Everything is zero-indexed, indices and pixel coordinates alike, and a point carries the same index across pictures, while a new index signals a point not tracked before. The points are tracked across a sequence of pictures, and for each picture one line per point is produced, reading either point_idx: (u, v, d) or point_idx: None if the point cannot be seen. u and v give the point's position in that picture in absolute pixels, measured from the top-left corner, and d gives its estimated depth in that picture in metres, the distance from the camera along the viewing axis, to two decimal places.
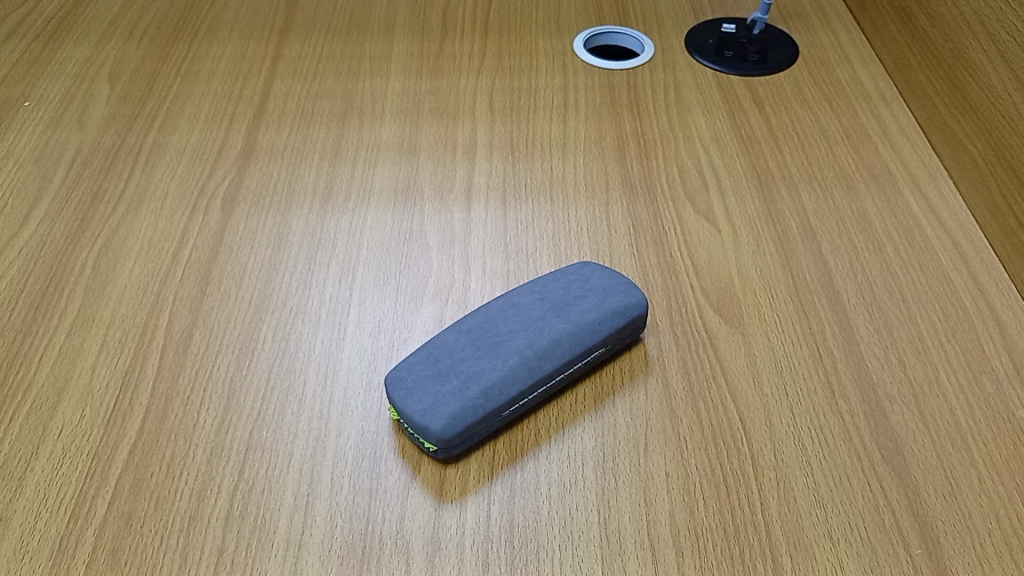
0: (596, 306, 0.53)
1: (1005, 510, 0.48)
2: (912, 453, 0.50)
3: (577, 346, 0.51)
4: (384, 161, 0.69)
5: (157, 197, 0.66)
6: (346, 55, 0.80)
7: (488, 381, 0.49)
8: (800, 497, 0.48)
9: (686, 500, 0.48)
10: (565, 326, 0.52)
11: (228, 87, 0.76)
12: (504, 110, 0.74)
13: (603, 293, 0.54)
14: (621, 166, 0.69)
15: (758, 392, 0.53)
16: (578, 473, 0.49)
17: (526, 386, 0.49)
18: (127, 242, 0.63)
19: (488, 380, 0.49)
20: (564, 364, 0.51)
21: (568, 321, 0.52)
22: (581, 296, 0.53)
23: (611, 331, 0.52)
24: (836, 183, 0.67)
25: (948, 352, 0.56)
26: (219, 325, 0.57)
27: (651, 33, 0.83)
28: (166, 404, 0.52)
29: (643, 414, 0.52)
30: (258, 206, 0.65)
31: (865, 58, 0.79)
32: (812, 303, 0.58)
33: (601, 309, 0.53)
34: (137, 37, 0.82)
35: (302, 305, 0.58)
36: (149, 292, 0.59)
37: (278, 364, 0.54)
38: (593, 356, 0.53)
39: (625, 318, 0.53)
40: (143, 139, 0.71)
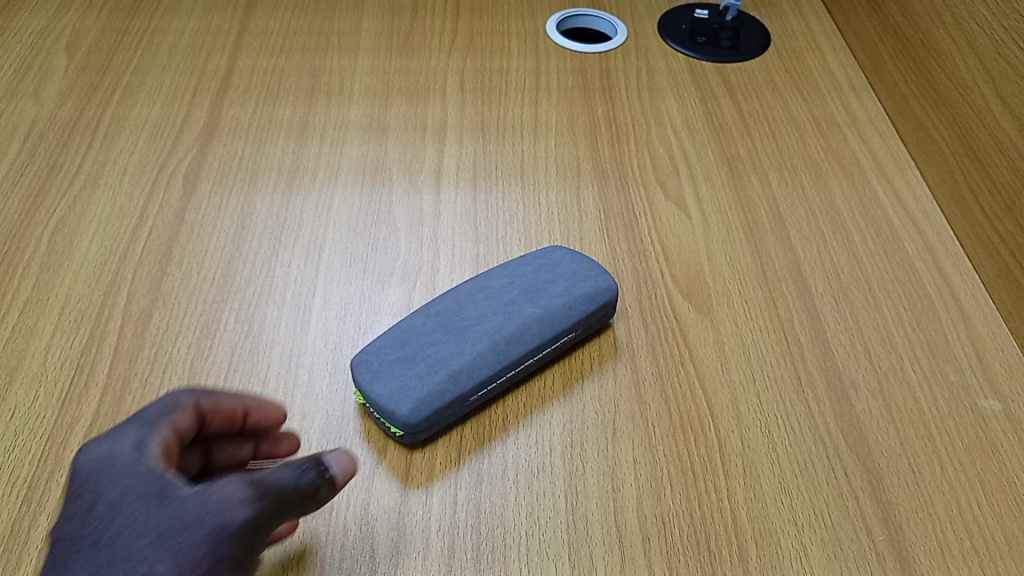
0: (567, 291, 0.52)
1: (966, 498, 0.48)
2: (876, 440, 0.51)
3: (546, 331, 0.51)
4: (352, 140, 0.68)
5: (116, 172, 0.64)
6: (314, 31, 0.78)
7: (456, 366, 0.48)
8: (766, 484, 0.48)
9: (654, 486, 0.48)
10: (535, 311, 0.51)
11: (191, 60, 0.74)
12: (475, 91, 0.73)
13: (573, 277, 0.53)
14: (592, 150, 0.68)
15: (725, 379, 0.53)
16: (546, 459, 0.49)
17: (495, 370, 0.49)
18: (84, 218, 0.61)
19: (456, 364, 0.48)
20: (534, 348, 0.50)
21: (538, 306, 0.51)
22: (551, 280, 0.53)
23: (581, 317, 0.52)
24: (805, 171, 0.67)
25: (913, 341, 0.56)
26: (180, 305, 0.55)
27: (624, 17, 0.82)
28: (123, 386, 0.51)
29: (611, 399, 0.52)
30: (221, 183, 0.64)
31: (836, 47, 0.79)
32: (780, 291, 0.58)
33: (571, 294, 0.52)
34: (96, 8, 0.80)
35: (266, 286, 0.57)
36: (106, 271, 0.57)
37: (241, 346, 0.53)
38: (563, 341, 0.52)
39: (595, 304, 0.53)
40: (101, 113, 0.69)
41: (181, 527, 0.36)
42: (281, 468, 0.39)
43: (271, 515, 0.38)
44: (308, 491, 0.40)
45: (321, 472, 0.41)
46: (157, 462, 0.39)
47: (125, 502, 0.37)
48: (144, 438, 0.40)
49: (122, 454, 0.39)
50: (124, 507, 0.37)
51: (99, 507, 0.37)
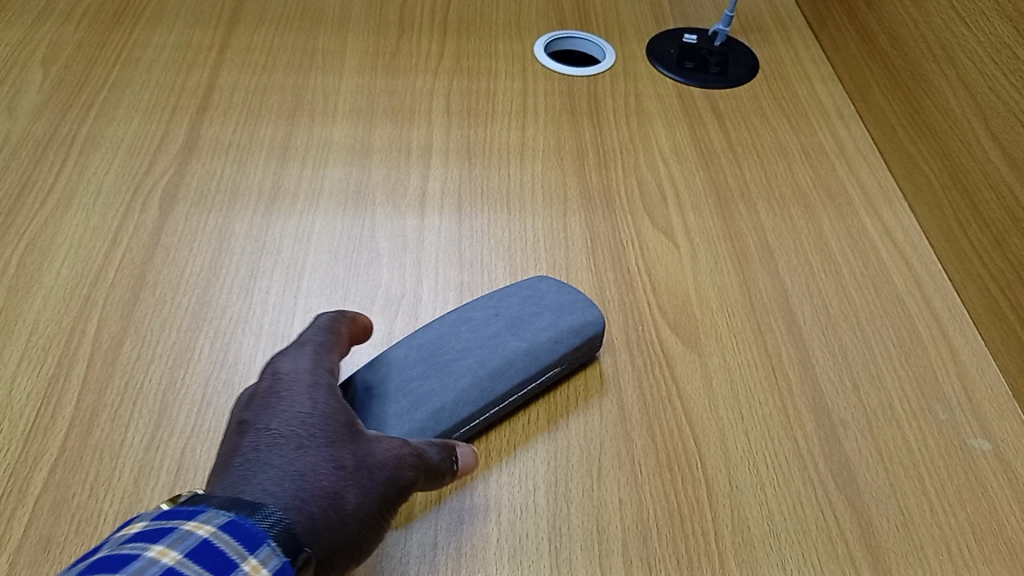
0: (553, 324, 0.51)
1: (956, 541, 0.47)
2: (865, 481, 0.50)
3: (531, 366, 0.50)
4: (334, 161, 0.66)
5: (90, 192, 0.62)
6: (298, 49, 0.77)
7: (440, 403, 0.47)
8: (753, 526, 0.47)
9: (639, 529, 0.47)
10: (520, 345, 0.50)
11: (170, 76, 0.73)
12: (461, 114, 0.72)
13: (560, 310, 0.52)
14: (579, 176, 0.67)
15: (713, 415, 0.52)
16: (529, 498, 0.47)
17: (478, 408, 0.47)
18: (55, 239, 0.59)
19: (439, 400, 0.47)
20: (518, 384, 0.49)
21: (523, 340, 0.50)
22: (536, 313, 0.52)
23: (567, 351, 0.51)
24: (793, 201, 0.67)
25: (902, 378, 0.55)
26: (153, 334, 0.53)
27: (612, 40, 0.81)
28: (91, 418, 0.49)
29: (596, 436, 0.51)
30: (199, 205, 0.62)
31: (824, 75, 0.79)
32: (768, 324, 0.58)
33: (558, 327, 0.51)
34: (74, 20, 0.78)
35: (243, 313, 0.55)
36: (76, 296, 0.55)
37: (215, 377, 0.51)
38: (547, 376, 0.51)
39: (582, 338, 0.52)
40: (77, 129, 0.67)
41: (365, 464, 0.40)
42: (432, 443, 0.44)
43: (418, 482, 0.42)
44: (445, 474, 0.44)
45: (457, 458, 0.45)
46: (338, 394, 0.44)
47: (324, 421, 0.40)
48: (328, 371, 0.44)
49: (312, 374, 0.43)
50: (325, 424, 0.40)
51: (301, 414, 0.40)
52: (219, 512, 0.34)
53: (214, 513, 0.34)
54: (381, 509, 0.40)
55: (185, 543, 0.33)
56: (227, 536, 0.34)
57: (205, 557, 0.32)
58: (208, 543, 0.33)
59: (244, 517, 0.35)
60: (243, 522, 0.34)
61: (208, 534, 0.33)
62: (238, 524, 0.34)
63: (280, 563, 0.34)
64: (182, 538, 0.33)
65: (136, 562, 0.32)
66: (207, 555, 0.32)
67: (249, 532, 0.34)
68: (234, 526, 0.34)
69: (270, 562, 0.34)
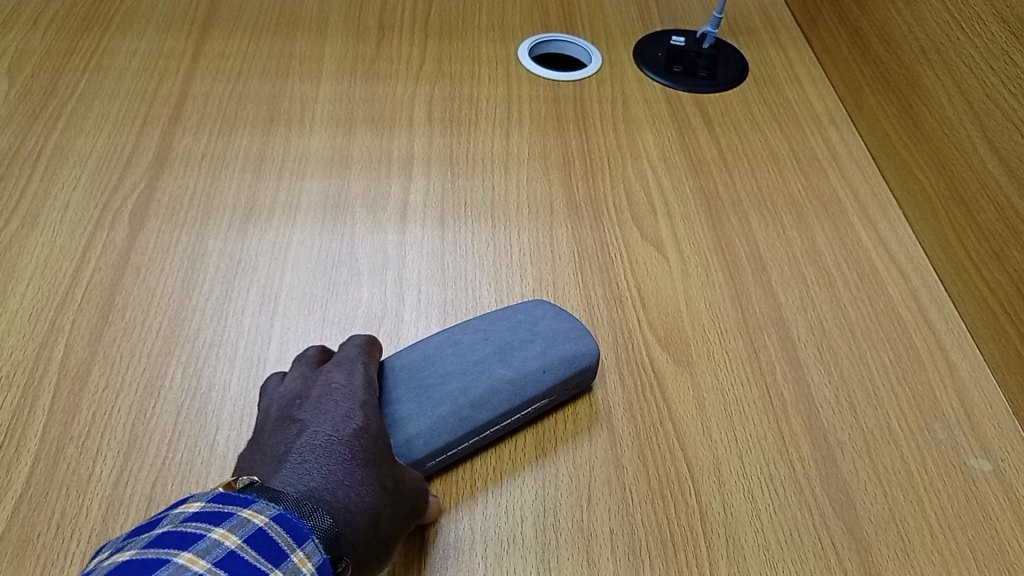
0: (543, 354, 0.49)
1: (958, 569, 0.46)
2: (864, 505, 0.48)
3: (516, 396, 0.47)
4: (312, 173, 0.64)
5: (57, 209, 0.60)
6: (274, 54, 0.74)
7: (412, 432, 0.45)
8: (750, 556, 0.45)
9: (632, 561, 0.45)
10: (506, 373, 0.48)
11: (141, 85, 0.70)
12: (443, 121, 0.69)
13: (552, 339, 0.50)
14: (566, 186, 0.65)
15: (706, 438, 0.50)
16: (516, 530, 0.45)
17: (455, 437, 0.45)
18: (20, 260, 0.56)
19: (415, 427, 0.45)
20: (501, 415, 0.47)
21: (510, 368, 0.48)
22: (527, 340, 0.50)
23: (555, 382, 0.49)
24: (786, 211, 0.65)
25: (899, 396, 0.54)
26: (122, 360, 0.51)
27: (598, 43, 0.79)
28: (57, 452, 0.47)
29: (586, 462, 0.49)
30: (172, 221, 0.60)
31: (815, 77, 0.78)
32: (761, 340, 0.56)
33: (548, 356, 0.49)
34: (42, 26, 0.75)
35: (216, 336, 0.53)
36: (42, 320, 0.53)
37: (188, 406, 0.49)
38: (534, 407, 0.49)
39: (574, 370, 0.49)
40: (43, 143, 0.65)
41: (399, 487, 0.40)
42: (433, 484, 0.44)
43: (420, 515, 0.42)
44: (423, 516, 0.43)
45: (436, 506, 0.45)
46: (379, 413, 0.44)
47: (373, 438, 0.41)
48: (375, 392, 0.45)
49: (364, 392, 0.44)
50: (376, 442, 0.41)
51: (356, 427, 0.41)
52: (270, 503, 0.35)
53: (266, 504, 0.35)
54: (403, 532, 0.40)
55: (244, 530, 0.33)
56: (280, 527, 0.34)
57: (262, 545, 0.33)
58: (263, 534, 0.33)
59: (294, 513, 0.35)
60: (293, 517, 0.35)
61: (264, 523, 0.33)
62: (288, 518, 0.35)
63: (324, 560, 0.34)
64: (240, 524, 0.33)
65: (201, 542, 0.32)
66: (264, 543, 0.33)
67: (298, 527, 0.35)
68: (285, 520, 0.34)
69: (314, 557, 0.34)
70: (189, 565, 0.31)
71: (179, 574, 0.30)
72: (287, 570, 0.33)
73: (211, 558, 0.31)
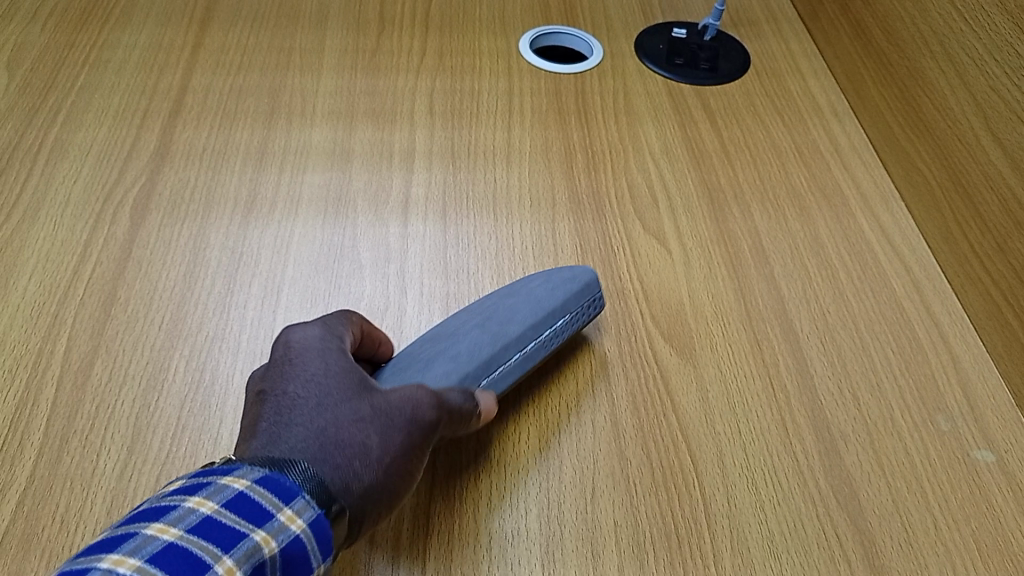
0: (546, 282, 0.53)
1: (961, 560, 0.46)
2: (868, 497, 0.48)
3: (535, 312, 0.51)
4: (314, 166, 0.64)
5: (58, 202, 0.60)
6: (274, 47, 0.74)
7: (453, 354, 0.47)
8: (754, 547, 0.45)
9: (636, 553, 0.45)
10: (518, 300, 0.51)
11: (142, 78, 0.70)
12: (445, 114, 0.69)
13: (549, 275, 0.54)
14: (568, 179, 0.65)
15: (709, 430, 0.50)
16: (521, 523, 0.45)
17: (496, 349, 0.48)
18: (22, 253, 0.56)
19: (455, 350, 0.47)
20: (529, 329, 0.50)
21: (520, 296, 0.52)
22: (529, 281, 0.53)
23: (567, 296, 0.52)
24: (788, 203, 0.65)
25: (903, 388, 0.54)
26: (126, 353, 0.51)
27: (599, 35, 0.79)
28: (61, 445, 0.47)
29: (589, 454, 0.49)
30: (174, 215, 0.60)
31: (816, 69, 0.77)
32: (764, 333, 0.56)
33: (551, 280, 0.53)
34: (41, 19, 0.75)
35: (219, 330, 0.53)
36: (45, 314, 0.53)
37: (192, 399, 0.49)
38: (559, 326, 0.51)
39: (580, 287, 0.53)
40: (43, 137, 0.65)
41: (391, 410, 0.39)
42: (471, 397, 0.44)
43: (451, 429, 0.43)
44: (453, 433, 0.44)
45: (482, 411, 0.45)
46: (346, 357, 0.42)
47: (338, 379, 0.39)
48: (341, 343, 0.43)
49: (325, 344, 0.41)
50: (339, 383, 0.39)
51: (315, 377, 0.39)
52: (253, 468, 0.33)
53: (249, 468, 0.34)
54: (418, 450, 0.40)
55: (222, 495, 0.32)
56: (263, 488, 0.33)
57: (243, 508, 0.32)
58: (243, 497, 0.32)
59: (281, 474, 0.34)
60: (278, 477, 0.34)
61: (245, 487, 0.33)
62: (273, 479, 0.33)
63: (315, 516, 0.34)
64: (219, 490, 0.32)
65: (175, 511, 0.31)
66: (245, 505, 0.32)
67: (284, 487, 0.33)
68: (270, 481, 0.33)
69: (305, 514, 0.33)
70: (159, 534, 0.30)
71: (147, 544, 0.30)
72: (272, 529, 0.32)
73: (184, 526, 0.31)
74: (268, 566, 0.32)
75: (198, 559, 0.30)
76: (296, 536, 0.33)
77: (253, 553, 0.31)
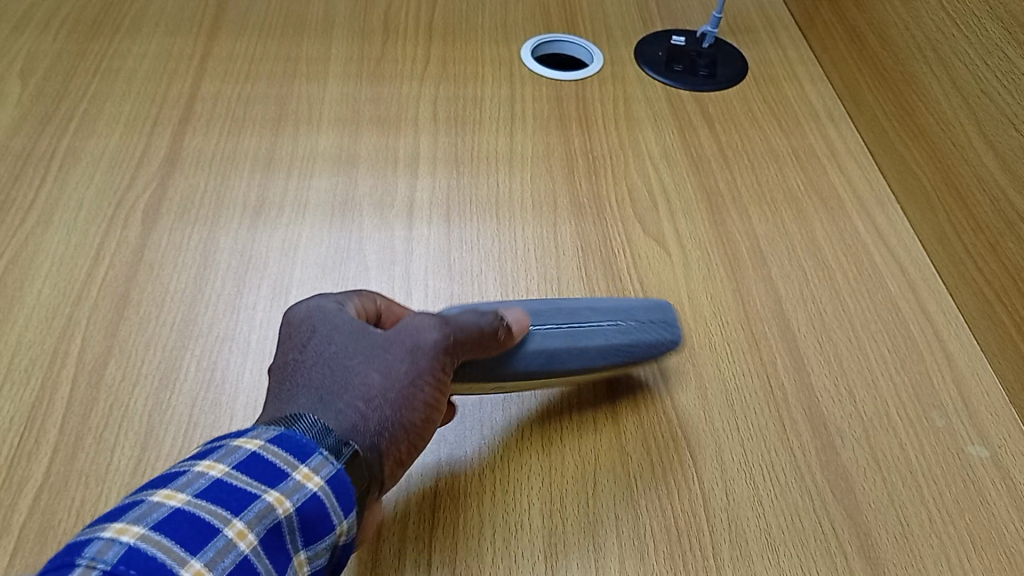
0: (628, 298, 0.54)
1: (956, 552, 0.47)
2: (864, 491, 0.49)
3: (604, 304, 0.51)
4: (321, 172, 0.66)
5: (71, 208, 0.61)
6: (281, 56, 0.75)
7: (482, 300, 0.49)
8: (752, 540, 0.46)
9: (637, 545, 0.46)
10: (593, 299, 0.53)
11: (152, 87, 0.71)
12: (448, 121, 0.71)
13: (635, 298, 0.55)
14: (569, 183, 0.66)
15: (708, 427, 0.51)
16: (524, 517, 0.47)
17: (547, 310, 0.49)
18: (36, 258, 0.58)
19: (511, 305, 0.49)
20: (591, 309, 0.50)
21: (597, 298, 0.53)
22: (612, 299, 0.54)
23: (641, 303, 0.52)
24: (785, 206, 0.66)
25: (898, 385, 0.55)
26: (139, 353, 0.52)
27: (599, 43, 0.80)
28: (76, 442, 0.48)
29: (591, 450, 0.50)
30: (184, 219, 0.61)
31: (813, 75, 0.79)
32: (762, 332, 0.57)
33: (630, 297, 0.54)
34: (53, 30, 0.76)
35: (229, 330, 0.54)
36: (59, 316, 0.54)
37: (203, 397, 0.50)
38: (626, 323, 0.50)
39: (662, 308, 0.53)
40: (56, 144, 0.66)
41: (401, 338, 0.42)
42: (493, 316, 0.45)
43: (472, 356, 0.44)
44: (479, 368, 0.46)
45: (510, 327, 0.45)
46: (347, 312, 0.43)
47: (335, 333, 0.41)
48: (340, 303, 0.44)
49: (323, 307, 0.43)
50: (333, 338, 0.41)
51: (311, 339, 0.41)
52: (266, 427, 0.36)
53: (262, 431, 0.36)
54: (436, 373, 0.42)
55: (233, 458, 0.34)
56: (276, 448, 0.35)
57: (253, 470, 0.34)
58: (256, 456, 0.35)
59: (296, 431, 0.36)
60: (291, 434, 0.36)
61: (257, 448, 0.35)
62: (285, 437, 0.36)
63: (332, 470, 0.36)
64: (230, 454, 0.35)
65: (184, 477, 0.33)
66: (257, 466, 0.34)
67: (297, 443, 0.36)
68: (285, 438, 0.36)
69: (322, 470, 0.35)
70: (169, 499, 0.32)
71: (156, 508, 0.31)
72: (286, 489, 0.34)
73: (195, 488, 0.33)
74: (283, 526, 0.33)
75: (209, 520, 0.31)
76: (313, 492, 0.35)
77: (266, 514, 0.33)
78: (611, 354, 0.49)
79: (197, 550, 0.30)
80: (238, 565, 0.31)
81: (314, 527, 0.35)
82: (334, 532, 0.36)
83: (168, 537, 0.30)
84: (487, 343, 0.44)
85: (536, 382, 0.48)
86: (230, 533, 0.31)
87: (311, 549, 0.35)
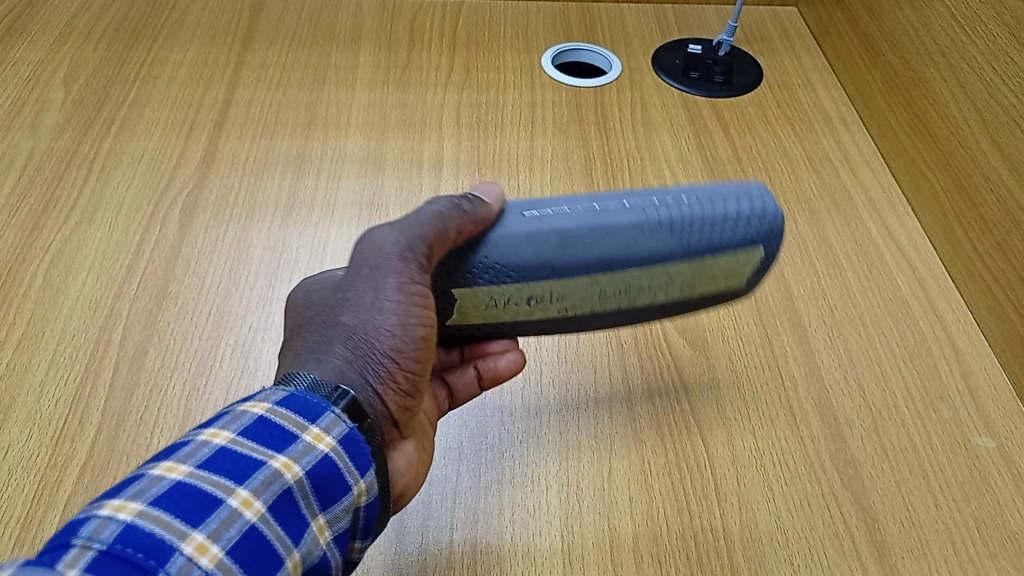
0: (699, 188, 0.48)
1: (961, 537, 0.48)
2: (871, 478, 0.51)
3: (656, 191, 0.47)
4: (349, 174, 0.68)
5: (112, 206, 0.64)
6: (311, 64, 0.78)
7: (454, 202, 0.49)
8: (762, 522, 0.48)
9: (650, 526, 0.48)
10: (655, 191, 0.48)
11: (188, 93, 0.75)
12: (471, 125, 0.73)
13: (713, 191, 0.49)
14: (587, 184, 0.69)
15: (721, 416, 0.53)
16: (541, 497, 0.49)
17: (580, 199, 0.46)
18: (80, 252, 0.61)
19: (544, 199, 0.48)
20: (633, 196, 0.47)
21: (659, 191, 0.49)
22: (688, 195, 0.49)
23: (703, 189, 0.47)
24: (798, 207, 0.68)
25: (906, 378, 0.56)
26: (176, 342, 0.55)
27: (618, 52, 0.83)
28: (118, 423, 0.51)
29: (606, 435, 0.52)
30: (219, 217, 0.64)
31: (827, 82, 0.81)
32: (774, 327, 0.59)
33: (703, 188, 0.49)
34: (94, 39, 0.80)
35: (262, 322, 0.57)
36: (101, 307, 0.57)
37: (237, 383, 0.53)
38: (675, 207, 0.46)
39: (742, 191, 0.48)
40: (98, 146, 0.69)
41: (367, 260, 0.43)
42: (449, 201, 0.45)
43: (445, 254, 0.44)
44: (485, 277, 0.45)
45: (470, 206, 0.45)
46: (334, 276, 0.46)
47: (317, 299, 0.44)
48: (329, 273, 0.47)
49: (313, 282, 0.47)
50: (314, 304, 0.44)
51: (302, 314, 0.44)
52: (273, 390, 0.39)
53: (271, 394, 0.38)
54: (407, 279, 0.42)
55: (239, 423, 0.37)
56: (285, 411, 0.38)
57: (261, 435, 0.36)
58: (263, 418, 0.37)
59: (303, 391, 0.39)
60: (299, 395, 0.38)
61: (264, 412, 0.37)
62: (293, 399, 0.38)
63: (343, 429, 0.38)
64: (236, 419, 0.37)
65: (187, 447, 0.35)
66: (262, 433, 0.36)
67: (305, 404, 0.38)
68: (294, 399, 0.38)
69: (334, 429, 0.38)
70: (168, 472, 0.34)
71: (156, 481, 0.33)
72: (296, 453, 0.36)
73: (198, 457, 0.35)
74: (295, 490, 0.35)
75: (214, 489, 0.33)
76: (323, 453, 0.37)
77: (273, 480, 0.35)
78: (661, 232, 0.45)
79: (199, 522, 0.32)
80: (244, 533, 0.33)
81: (328, 489, 0.37)
82: (351, 492, 0.38)
83: (167, 512, 0.32)
84: (452, 228, 0.44)
85: (577, 282, 0.45)
86: (234, 503, 0.33)
87: (330, 510, 0.37)
